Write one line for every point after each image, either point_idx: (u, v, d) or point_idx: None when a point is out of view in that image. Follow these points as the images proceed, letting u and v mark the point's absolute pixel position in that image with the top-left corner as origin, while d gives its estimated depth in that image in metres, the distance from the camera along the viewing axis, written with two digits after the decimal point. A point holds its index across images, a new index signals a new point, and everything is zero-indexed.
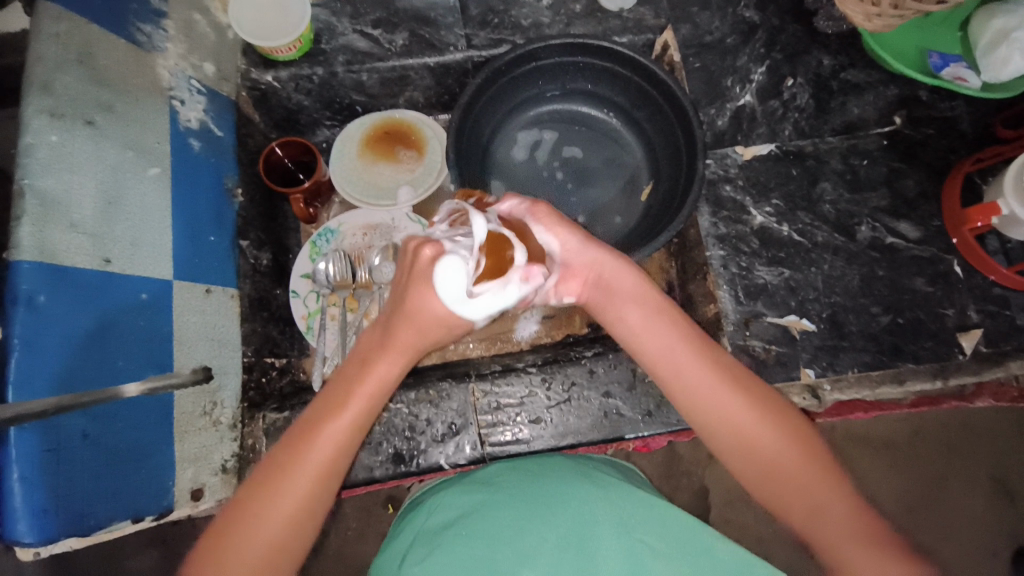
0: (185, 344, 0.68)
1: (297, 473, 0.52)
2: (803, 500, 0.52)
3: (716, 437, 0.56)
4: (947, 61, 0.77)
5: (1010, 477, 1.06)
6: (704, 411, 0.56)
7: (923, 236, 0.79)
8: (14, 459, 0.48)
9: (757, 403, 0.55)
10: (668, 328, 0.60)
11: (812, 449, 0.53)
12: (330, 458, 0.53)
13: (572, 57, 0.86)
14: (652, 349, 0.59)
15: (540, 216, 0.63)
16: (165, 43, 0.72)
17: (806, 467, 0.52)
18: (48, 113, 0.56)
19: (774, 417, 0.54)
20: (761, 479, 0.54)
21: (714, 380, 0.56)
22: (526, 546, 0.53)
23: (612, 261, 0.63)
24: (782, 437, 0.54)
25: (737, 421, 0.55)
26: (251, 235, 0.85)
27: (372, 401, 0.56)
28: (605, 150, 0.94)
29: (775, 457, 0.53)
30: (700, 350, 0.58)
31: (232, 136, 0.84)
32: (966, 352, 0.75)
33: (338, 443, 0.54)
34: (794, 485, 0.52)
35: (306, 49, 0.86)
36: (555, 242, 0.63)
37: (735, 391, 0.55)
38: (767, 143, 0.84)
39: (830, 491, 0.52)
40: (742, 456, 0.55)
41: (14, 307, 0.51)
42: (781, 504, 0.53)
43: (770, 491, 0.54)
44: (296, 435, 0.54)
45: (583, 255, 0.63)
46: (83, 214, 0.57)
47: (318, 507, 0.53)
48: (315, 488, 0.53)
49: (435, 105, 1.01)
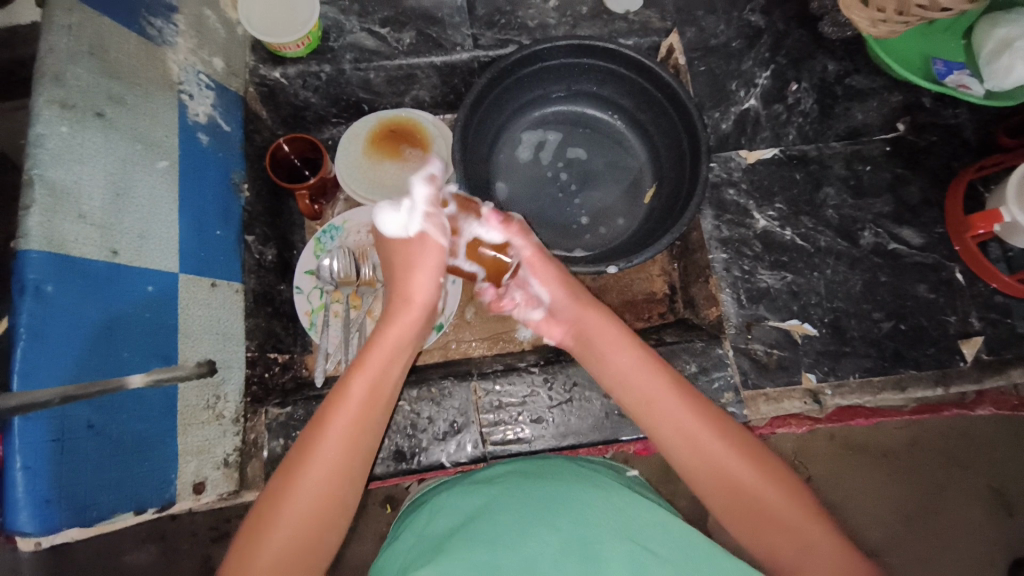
0: (190, 337, 0.68)
1: (309, 472, 0.52)
2: (792, 544, 0.50)
3: (701, 480, 0.55)
4: (951, 68, 0.77)
5: (1007, 487, 1.06)
6: (686, 451, 0.56)
7: (926, 242, 0.79)
8: (18, 448, 0.49)
9: (740, 444, 0.55)
10: (651, 370, 0.60)
11: (796, 491, 0.53)
12: (352, 435, 0.54)
13: (577, 59, 0.86)
14: (636, 391, 0.60)
15: (537, 270, 0.68)
16: (176, 38, 0.73)
17: (792, 510, 0.51)
18: (58, 104, 0.57)
19: (755, 457, 0.54)
20: (747, 521, 0.53)
21: (696, 421, 0.56)
22: (529, 549, 0.52)
23: (594, 314, 0.65)
24: (764, 479, 0.53)
25: (720, 461, 0.54)
26: (256, 230, 0.85)
27: (383, 373, 0.58)
28: (609, 152, 0.94)
29: (760, 500, 0.52)
30: (679, 391, 0.59)
31: (240, 131, 0.85)
32: (967, 359, 0.75)
33: (357, 416, 0.55)
34: (783, 525, 0.51)
35: (314, 46, 0.86)
36: (546, 293, 0.68)
37: (717, 434, 0.55)
38: (771, 147, 0.85)
39: (819, 534, 0.50)
40: (724, 498, 0.54)
41: (21, 296, 0.51)
42: (770, 548, 0.51)
43: (758, 535, 0.52)
44: (308, 428, 0.54)
45: (568, 309, 0.67)
46: (92, 205, 0.58)
47: (348, 486, 0.54)
48: (342, 468, 0.53)
49: (441, 105, 1.01)
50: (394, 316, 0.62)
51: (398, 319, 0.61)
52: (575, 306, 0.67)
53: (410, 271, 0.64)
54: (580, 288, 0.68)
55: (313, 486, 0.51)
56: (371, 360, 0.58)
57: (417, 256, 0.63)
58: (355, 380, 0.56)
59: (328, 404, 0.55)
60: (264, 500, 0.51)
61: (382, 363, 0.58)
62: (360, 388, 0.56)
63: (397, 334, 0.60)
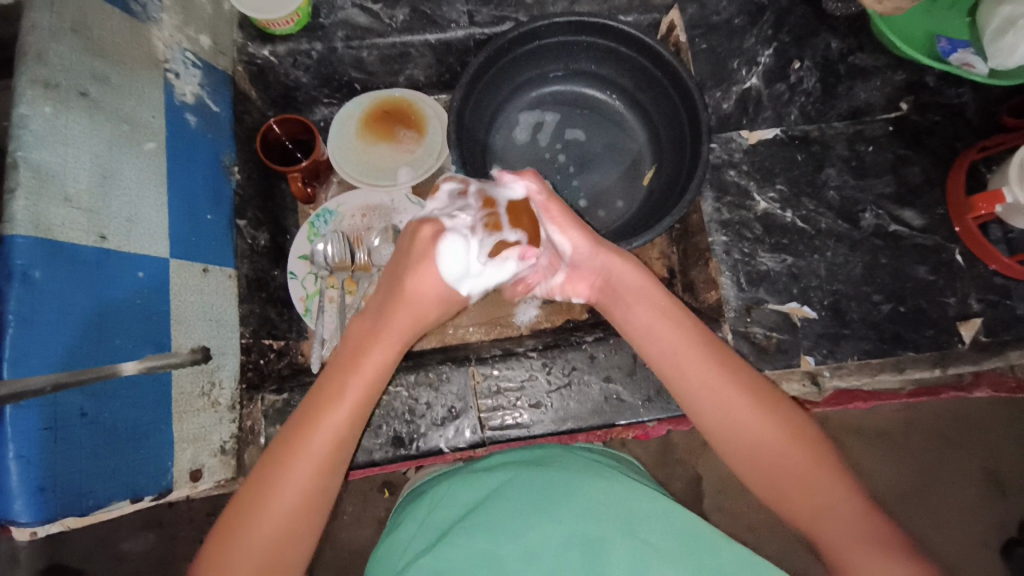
0: (183, 324, 0.67)
1: (295, 469, 0.52)
2: (808, 502, 0.52)
3: (723, 441, 0.56)
4: (956, 47, 0.75)
5: (1000, 468, 1.07)
6: (707, 411, 0.56)
7: (927, 224, 0.79)
8: (11, 437, 0.48)
9: (764, 403, 0.55)
10: (676, 331, 0.60)
11: (817, 449, 0.53)
12: (333, 446, 0.53)
13: (576, 36, 0.84)
14: (659, 352, 0.60)
15: (553, 216, 0.63)
16: (160, 14, 0.70)
17: (807, 468, 0.53)
18: (41, 83, 0.55)
19: (775, 414, 0.55)
20: (765, 478, 0.54)
21: (721, 382, 0.56)
22: (530, 539, 0.53)
23: (614, 261, 0.63)
24: (785, 438, 0.54)
25: (741, 419, 0.55)
26: (248, 214, 0.83)
27: (375, 378, 0.56)
28: (608, 134, 0.93)
29: (778, 459, 0.53)
30: (704, 349, 0.58)
31: (229, 112, 0.82)
32: (965, 341, 0.75)
33: (344, 428, 0.54)
34: (800, 483, 0.52)
35: (304, 22, 0.83)
36: (568, 243, 0.64)
37: (742, 393, 0.56)
38: (772, 128, 0.83)
39: (837, 492, 0.52)
40: (743, 457, 0.55)
41: (9, 282, 0.49)
42: (788, 504, 0.53)
43: (776, 492, 0.54)
44: (292, 431, 0.53)
45: (591, 259, 0.64)
46: (78, 188, 0.56)
47: (327, 490, 0.54)
48: (321, 476, 0.53)
49: (436, 85, 0.99)
50: (388, 318, 0.59)
51: (391, 323, 0.59)
52: (597, 253, 0.64)
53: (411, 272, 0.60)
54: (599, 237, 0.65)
55: (291, 492, 0.51)
56: (362, 368, 0.56)
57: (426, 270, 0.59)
58: (349, 380, 0.55)
59: (312, 411, 0.54)
60: (247, 491, 0.52)
61: (375, 370, 0.57)
62: (351, 400, 0.55)
63: (390, 342, 0.58)
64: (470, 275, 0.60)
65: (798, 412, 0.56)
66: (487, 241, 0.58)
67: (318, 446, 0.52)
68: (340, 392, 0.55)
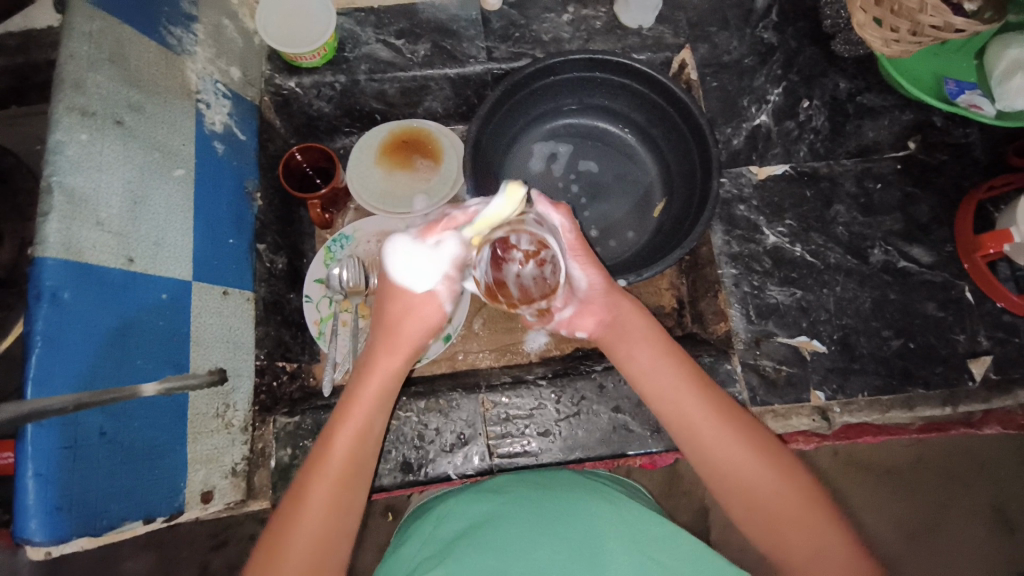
0: (202, 346, 0.68)
1: (300, 523, 0.52)
2: (805, 543, 0.52)
3: (716, 475, 0.56)
4: (963, 88, 0.77)
5: (1010, 506, 1.06)
6: (701, 446, 0.57)
7: (936, 261, 0.79)
8: (31, 455, 0.49)
9: (756, 442, 0.56)
10: (672, 368, 0.61)
11: (811, 490, 0.54)
12: (332, 497, 0.53)
13: (590, 73, 0.87)
14: (659, 389, 0.60)
15: (577, 253, 0.65)
16: (194, 47, 0.73)
17: (807, 509, 0.53)
18: (77, 111, 0.57)
19: (768, 451, 0.56)
20: (762, 515, 0.54)
21: (714, 420, 0.57)
22: (538, 561, 0.53)
23: (623, 303, 0.65)
24: (781, 478, 0.54)
25: (736, 457, 0.55)
26: (268, 238, 0.85)
27: (363, 431, 0.56)
28: (619, 165, 0.95)
29: (771, 495, 0.54)
30: (698, 386, 0.59)
31: (254, 139, 0.85)
32: (976, 379, 0.75)
33: (337, 481, 0.54)
34: (799, 523, 0.52)
35: (330, 56, 0.87)
36: (584, 278, 0.65)
37: (736, 431, 0.56)
38: (781, 164, 0.85)
39: (832, 532, 0.52)
40: (743, 499, 0.55)
41: (38, 302, 0.51)
42: (781, 544, 0.53)
43: (770, 535, 0.53)
44: (293, 489, 0.54)
45: (606, 297, 0.65)
46: (109, 213, 0.58)
47: (336, 538, 0.53)
48: (329, 527, 0.53)
49: (453, 116, 1.02)
50: (371, 367, 0.60)
51: (377, 367, 0.60)
52: (611, 294, 0.65)
53: (399, 317, 0.63)
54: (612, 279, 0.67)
55: (297, 547, 0.51)
56: (353, 411, 0.57)
57: (408, 302, 0.63)
58: (335, 436, 0.55)
59: (312, 465, 0.55)
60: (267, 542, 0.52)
61: (363, 422, 0.57)
62: (344, 445, 0.55)
63: (373, 393, 0.58)
64: (414, 270, 0.62)
65: (788, 450, 0.57)
66: (420, 237, 0.63)
67: (316, 501, 0.53)
68: (331, 443, 0.55)
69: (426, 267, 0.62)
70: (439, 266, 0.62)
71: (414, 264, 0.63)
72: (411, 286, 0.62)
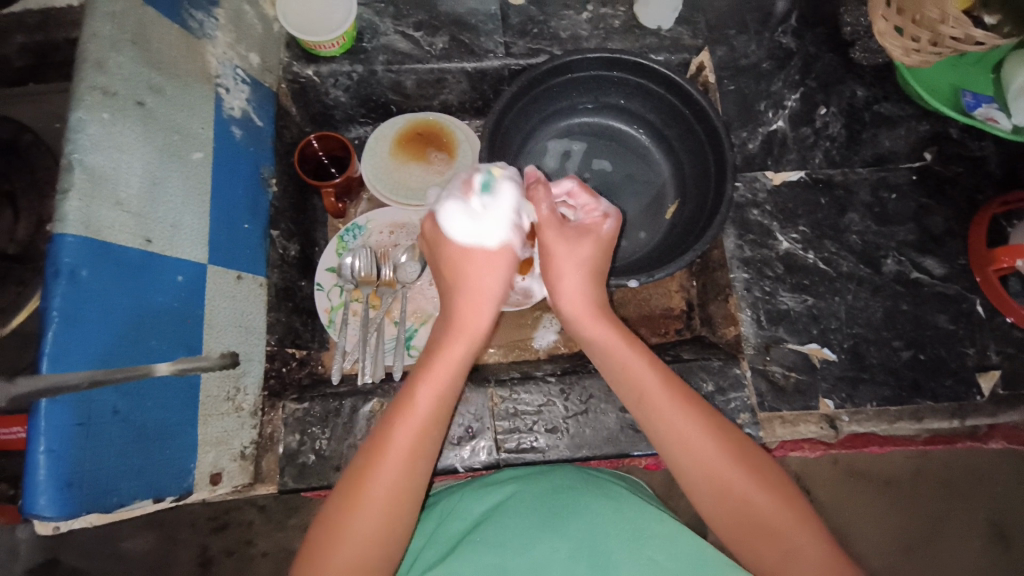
0: (215, 328, 0.68)
1: (379, 473, 0.53)
2: (781, 551, 0.52)
3: (688, 479, 0.56)
4: (980, 101, 0.77)
5: (1006, 520, 1.06)
6: (676, 454, 0.57)
7: (949, 273, 0.79)
8: (43, 431, 0.49)
9: (730, 450, 0.56)
10: (648, 370, 0.60)
11: (786, 497, 0.54)
12: (412, 446, 0.54)
13: (606, 72, 0.86)
14: (635, 389, 0.60)
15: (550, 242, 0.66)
16: (215, 32, 0.73)
17: (782, 516, 0.52)
18: (100, 91, 0.57)
19: (743, 458, 0.55)
20: (733, 521, 0.54)
21: (688, 426, 0.56)
22: (538, 555, 0.54)
23: (581, 308, 0.65)
24: (755, 486, 0.54)
25: (712, 465, 0.55)
26: (282, 225, 0.85)
27: (448, 386, 0.57)
28: (631, 165, 0.95)
29: (743, 503, 0.54)
30: (672, 392, 0.58)
31: (271, 126, 0.85)
32: (984, 393, 0.75)
33: (423, 431, 0.55)
34: (774, 531, 0.52)
35: (348, 46, 0.87)
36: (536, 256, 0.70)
37: (710, 437, 0.56)
38: (796, 170, 0.85)
39: (802, 540, 0.51)
40: (720, 506, 0.55)
41: (56, 279, 0.51)
42: (754, 551, 0.53)
43: (745, 541, 0.53)
44: (370, 440, 0.55)
45: (573, 297, 0.65)
46: (129, 192, 0.58)
47: (412, 488, 0.54)
48: (405, 478, 0.53)
49: (468, 110, 1.02)
50: (457, 326, 0.61)
51: (460, 325, 0.61)
52: (579, 291, 0.65)
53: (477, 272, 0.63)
54: (595, 283, 0.66)
55: (384, 487, 0.52)
56: (436, 367, 0.58)
57: (485, 260, 0.63)
58: (420, 392, 0.56)
59: (391, 417, 0.55)
60: (325, 523, 0.52)
61: (448, 376, 0.57)
62: (427, 399, 0.56)
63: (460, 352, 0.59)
64: (479, 226, 0.63)
65: (763, 455, 0.57)
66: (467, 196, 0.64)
67: (398, 450, 0.53)
68: (415, 397, 0.56)
69: (487, 219, 0.63)
70: (501, 214, 0.63)
71: (474, 220, 0.63)
72: (482, 239, 0.63)
